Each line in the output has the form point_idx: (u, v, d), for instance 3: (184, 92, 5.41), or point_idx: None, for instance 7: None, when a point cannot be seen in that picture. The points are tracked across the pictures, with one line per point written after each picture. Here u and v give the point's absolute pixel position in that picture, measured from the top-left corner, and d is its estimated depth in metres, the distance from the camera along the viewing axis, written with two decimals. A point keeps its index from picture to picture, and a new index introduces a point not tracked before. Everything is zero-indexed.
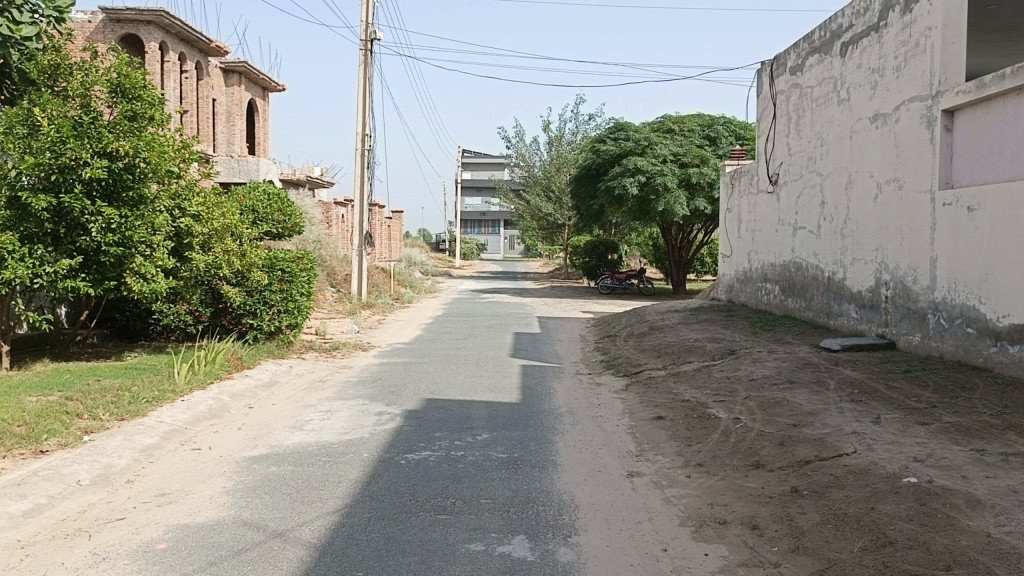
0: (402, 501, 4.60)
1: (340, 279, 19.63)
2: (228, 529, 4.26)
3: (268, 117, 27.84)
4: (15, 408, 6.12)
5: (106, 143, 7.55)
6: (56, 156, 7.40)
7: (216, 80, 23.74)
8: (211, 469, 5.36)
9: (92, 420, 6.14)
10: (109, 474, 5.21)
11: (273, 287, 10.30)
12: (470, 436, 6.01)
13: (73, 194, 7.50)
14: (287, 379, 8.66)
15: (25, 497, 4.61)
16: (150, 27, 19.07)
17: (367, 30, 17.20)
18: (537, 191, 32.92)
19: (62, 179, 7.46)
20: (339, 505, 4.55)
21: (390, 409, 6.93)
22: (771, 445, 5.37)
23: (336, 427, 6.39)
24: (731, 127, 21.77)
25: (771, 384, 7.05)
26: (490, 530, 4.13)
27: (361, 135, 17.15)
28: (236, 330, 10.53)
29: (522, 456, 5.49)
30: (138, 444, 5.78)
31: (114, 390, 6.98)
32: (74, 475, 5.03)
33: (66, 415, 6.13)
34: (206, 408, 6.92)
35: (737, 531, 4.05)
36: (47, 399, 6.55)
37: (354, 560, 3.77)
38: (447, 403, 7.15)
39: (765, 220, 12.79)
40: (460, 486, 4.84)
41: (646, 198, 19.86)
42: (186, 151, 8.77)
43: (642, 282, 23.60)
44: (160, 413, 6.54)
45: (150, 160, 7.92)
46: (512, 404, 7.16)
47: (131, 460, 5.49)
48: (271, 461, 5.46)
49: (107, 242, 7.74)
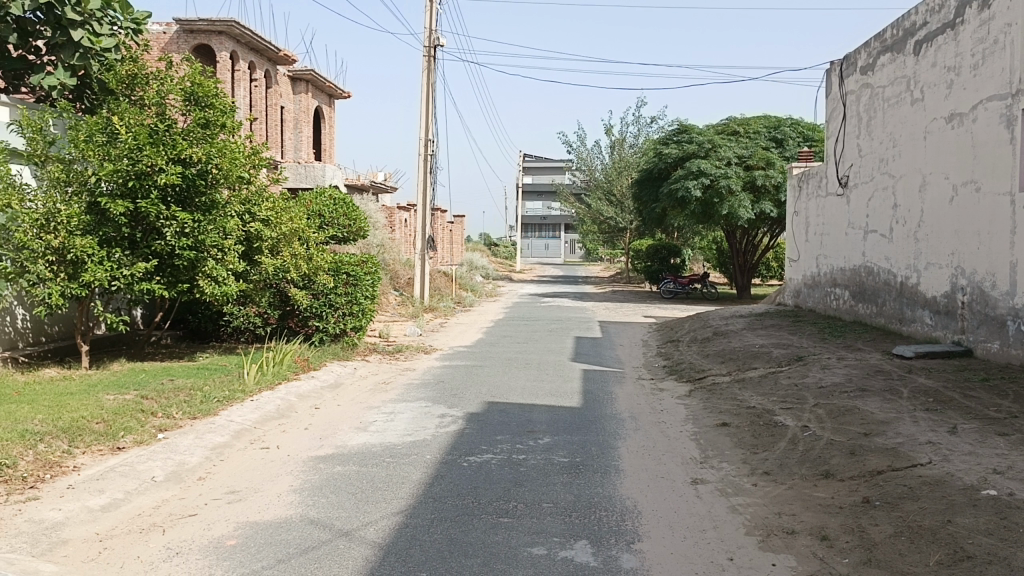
0: (465, 503, 4.62)
1: (403, 283, 19.87)
2: (295, 527, 4.35)
3: (334, 124, 28.38)
4: (93, 406, 6.36)
5: (180, 150, 7.79)
6: (134, 163, 7.66)
7: (284, 87, 24.33)
8: (279, 468, 5.48)
9: (167, 419, 6.35)
10: (182, 471, 5.36)
11: (339, 291, 10.47)
12: (532, 440, 6.01)
13: (150, 200, 7.75)
14: (351, 381, 8.80)
15: (103, 492, 4.79)
16: (222, 37, 19.64)
17: (430, 35, 17.39)
18: (598, 195, 32.77)
19: (140, 185, 7.72)
20: (402, 506, 4.60)
21: (451, 412, 6.98)
22: (841, 454, 5.23)
23: (399, 428, 6.47)
24: (798, 129, 21.31)
25: (841, 391, 6.88)
26: (553, 534, 4.12)
27: (424, 140, 17.34)
28: (303, 332, 10.74)
29: (585, 461, 5.46)
30: (209, 442, 5.94)
31: (187, 389, 7.19)
32: (149, 472, 5.21)
33: (141, 413, 6.34)
34: (274, 408, 7.09)
35: (806, 542, 3.96)
36: (123, 397, 6.78)
37: (417, 560, 3.81)
38: (509, 406, 7.17)
39: (835, 223, 12.49)
40: (521, 490, 4.85)
41: (710, 201, 19.59)
42: (256, 158, 9.01)
43: (706, 287, 23.28)
44: (230, 412, 6.72)
45: (222, 166, 8.18)
46: (573, 409, 7.13)
47: (202, 458, 5.65)
48: (337, 461, 5.56)
49: (181, 246, 8.00)
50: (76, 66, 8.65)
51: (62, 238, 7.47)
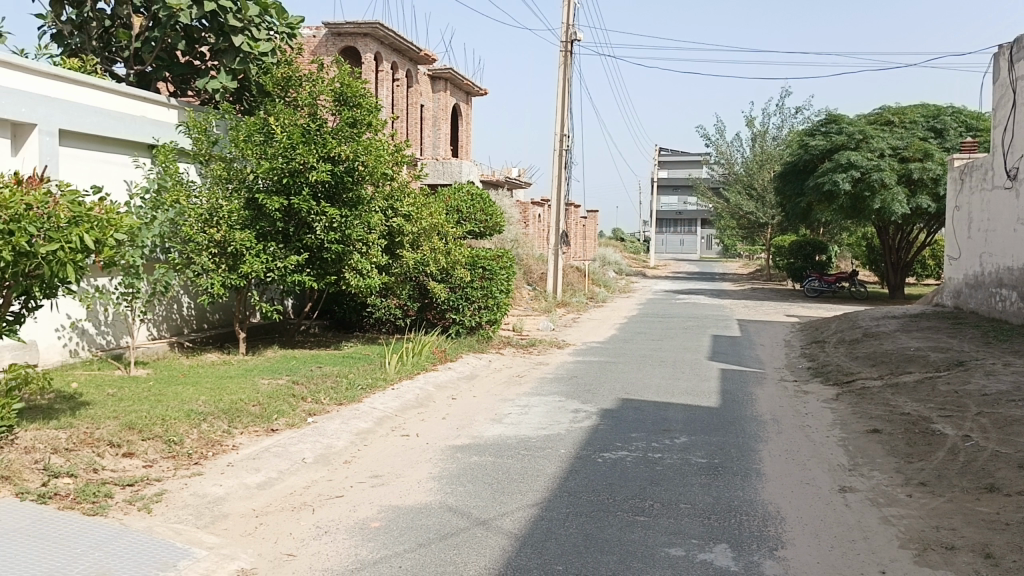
0: (600, 499, 4.61)
1: (537, 278, 20.04)
2: (435, 513, 4.48)
3: (471, 121, 28.96)
4: (250, 389, 6.79)
5: (329, 149, 8.15)
6: (288, 161, 8.10)
7: (424, 86, 25.04)
8: (419, 455, 5.65)
9: (315, 404, 6.69)
10: (329, 454, 5.63)
11: (475, 284, 10.67)
12: (668, 438, 5.92)
13: (301, 196, 8.19)
14: (487, 373, 8.96)
15: (259, 471, 5.10)
16: (366, 39, 20.43)
17: (568, 31, 17.41)
18: (737, 190, 31.82)
19: (293, 182, 8.15)
20: (538, 499, 4.64)
21: (586, 407, 6.98)
22: (1008, 467, 4.85)
23: (534, 421, 6.53)
24: (960, 118, 19.90)
25: (1008, 400, 6.37)
26: (691, 536, 4.04)
27: (560, 135, 17.40)
28: (440, 325, 11.03)
29: (724, 462, 5.33)
30: (354, 428, 6.21)
31: (333, 376, 7.56)
32: (299, 453, 5.50)
33: (293, 398, 6.70)
34: (414, 397, 7.32)
35: (968, 559, 3.70)
36: (277, 382, 7.20)
37: (554, 553, 3.84)
38: (644, 404, 7.10)
39: (1002, 218, 11.60)
40: (658, 489, 4.79)
41: (860, 194, 18.61)
42: (399, 155, 9.32)
43: (853, 286, 22.15)
44: (373, 400, 6.99)
45: (367, 163, 8.44)
46: (711, 408, 6.97)
47: (348, 442, 5.91)
48: (474, 451, 5.68)
49: (329, 240, 8.40)
50: (236, 70, 9.28)
51: (223, 231, 8.03)
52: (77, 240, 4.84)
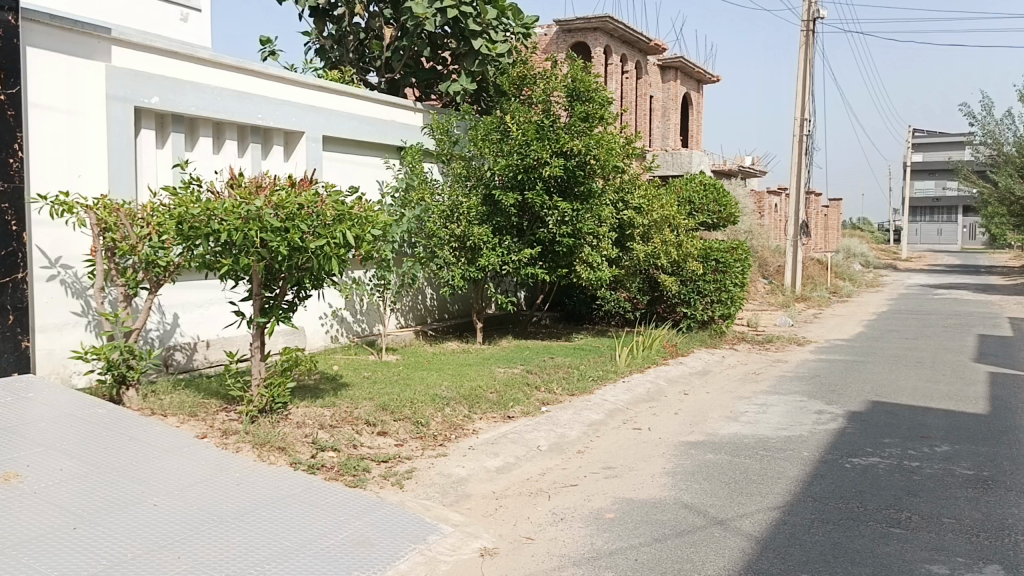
0: (849, 507, 4.32)
1: (772, 271, 19.19)
2: (670, 508, 4.43)
3: (702, 110, 28.28)
4: (488, 377, 7.12)
5: (562, 143, 8.30)
6: (523, 157, 8.42)
7: (653, 77, 24.83)
8: (652, 449, 5.62)
9: (549, 394, 6.86)
10: (564, 443, 5.76)
11: (707, 277, 10.39)
12: (927, 446, 5.41)
13: (536, 191, 8.43)
14: (720, 369, 8.71)
15: (498, 455, 5.34)
16: (596, 33, 20.62)
17: (809, 9, 16.44)
18: (1006, 172, 28.38)
19: (527, 177, 8.43)
20: (780, 502, 4.43)
21: (830, 409, 6.58)
22: None
23: (772, 421, 6.25)
24: None
25: None
26: (956, 554, 3.67)
27: (799, 120, 16.51)
28: (671, 319, 10.89)
29: (995, 476, 4.78)
30: (586, 418, 6.30)
31: (565, 366, 7.73)
32: (535, 440, 5.68)
33: (527, 386, 6.92)
34: (645, 391, 7.30)
35: None
36: (512, 370, 7.50)
37: (798, 560, 3.65)
38: (898, 408, 6.55)
39: None
40: (915, 500, 4.39)
41: None
42: (630, 148, 9.33)
43: None
44: (605, 392, 7.05)
45: (599, 156, 8.53)
46: (978, 416, 6.28)
47: (581, 433, 6.01)
48: (709, 448, 5.54)
49: (561, 234, 8.58)
50: (475, 72, 9.76)
51: (463, 227, 8.49)
52: (341, 236, 5.37)
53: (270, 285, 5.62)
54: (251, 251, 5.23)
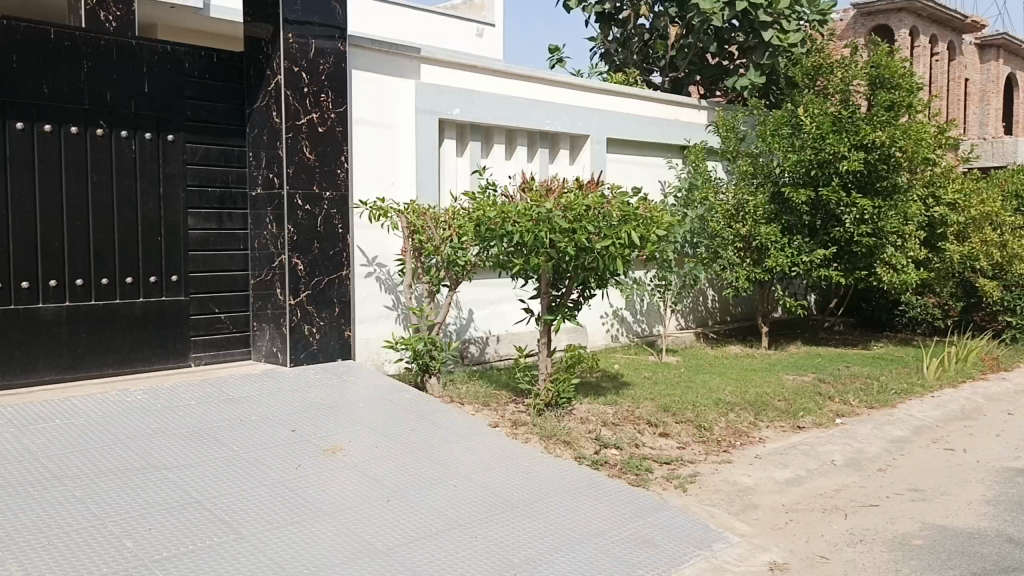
0: None
1: None
2: (992, 541, 4.15)
3: None
4: (775, 385, 6.78)
5: (862, 136, 8.26)
6: (817, 152, 8.48)
7: (970, 57, 22.23)
8: (966, 474, 5.12)
9: (844, 405, 6.42)
10: (861, 459, 5.43)
11: None
12: None
13: (831, 187, 8.43)
14: None
15: (788, 467, 5.23)
16: (901, 14, 18.91)
17: None
18: None
19: (822, 173, 8.49)
20: None
21: None
22: None
23: None
24: None
25: None
26: None
27: None
28: (992, 328, 9.92)
29: None
30: (888, 434, 5.85)
31: (863, 377, 7.15)
32: (829, 454, 5.43)
33: (819, 396, 6.54)
34: (959, 409, 6.52)
35: None
36: (803, 379, 7.10)
37: None
38: None
39: None
40: None
41: None
42: (942, 137, 8.93)
43: None
44: (910, 406, 6.44)
45: (904, 148, 8.38)
46: None
47: (881, 450, 5.59)
48: None
49: (860, 232, 8.46)
50: (765, 65, 9.98)
51: (748, 227, 8.77)
52: (626, 236, 5.47)
53: (557, 284, 5.84)
54: (540, 251, 5.49)
